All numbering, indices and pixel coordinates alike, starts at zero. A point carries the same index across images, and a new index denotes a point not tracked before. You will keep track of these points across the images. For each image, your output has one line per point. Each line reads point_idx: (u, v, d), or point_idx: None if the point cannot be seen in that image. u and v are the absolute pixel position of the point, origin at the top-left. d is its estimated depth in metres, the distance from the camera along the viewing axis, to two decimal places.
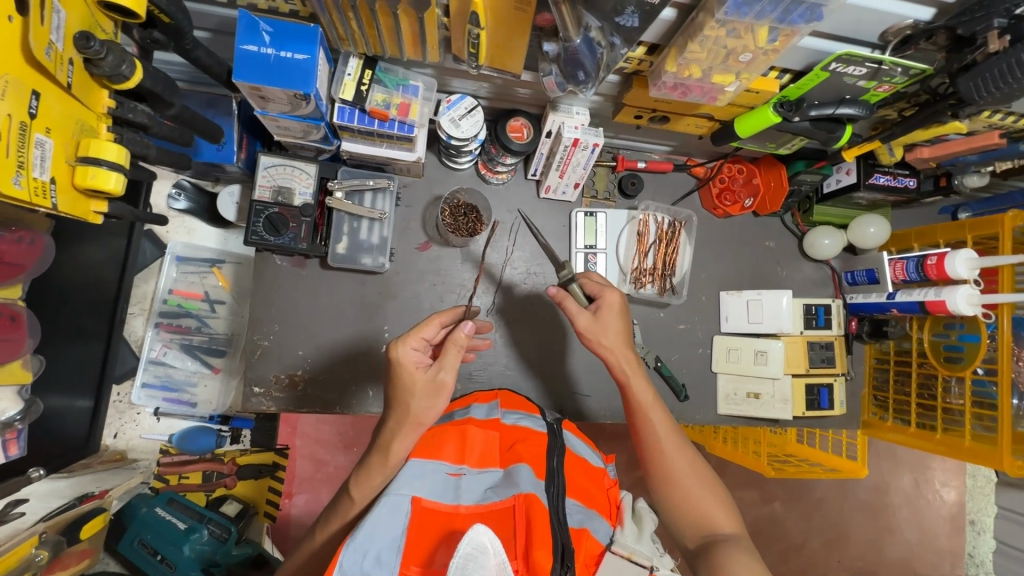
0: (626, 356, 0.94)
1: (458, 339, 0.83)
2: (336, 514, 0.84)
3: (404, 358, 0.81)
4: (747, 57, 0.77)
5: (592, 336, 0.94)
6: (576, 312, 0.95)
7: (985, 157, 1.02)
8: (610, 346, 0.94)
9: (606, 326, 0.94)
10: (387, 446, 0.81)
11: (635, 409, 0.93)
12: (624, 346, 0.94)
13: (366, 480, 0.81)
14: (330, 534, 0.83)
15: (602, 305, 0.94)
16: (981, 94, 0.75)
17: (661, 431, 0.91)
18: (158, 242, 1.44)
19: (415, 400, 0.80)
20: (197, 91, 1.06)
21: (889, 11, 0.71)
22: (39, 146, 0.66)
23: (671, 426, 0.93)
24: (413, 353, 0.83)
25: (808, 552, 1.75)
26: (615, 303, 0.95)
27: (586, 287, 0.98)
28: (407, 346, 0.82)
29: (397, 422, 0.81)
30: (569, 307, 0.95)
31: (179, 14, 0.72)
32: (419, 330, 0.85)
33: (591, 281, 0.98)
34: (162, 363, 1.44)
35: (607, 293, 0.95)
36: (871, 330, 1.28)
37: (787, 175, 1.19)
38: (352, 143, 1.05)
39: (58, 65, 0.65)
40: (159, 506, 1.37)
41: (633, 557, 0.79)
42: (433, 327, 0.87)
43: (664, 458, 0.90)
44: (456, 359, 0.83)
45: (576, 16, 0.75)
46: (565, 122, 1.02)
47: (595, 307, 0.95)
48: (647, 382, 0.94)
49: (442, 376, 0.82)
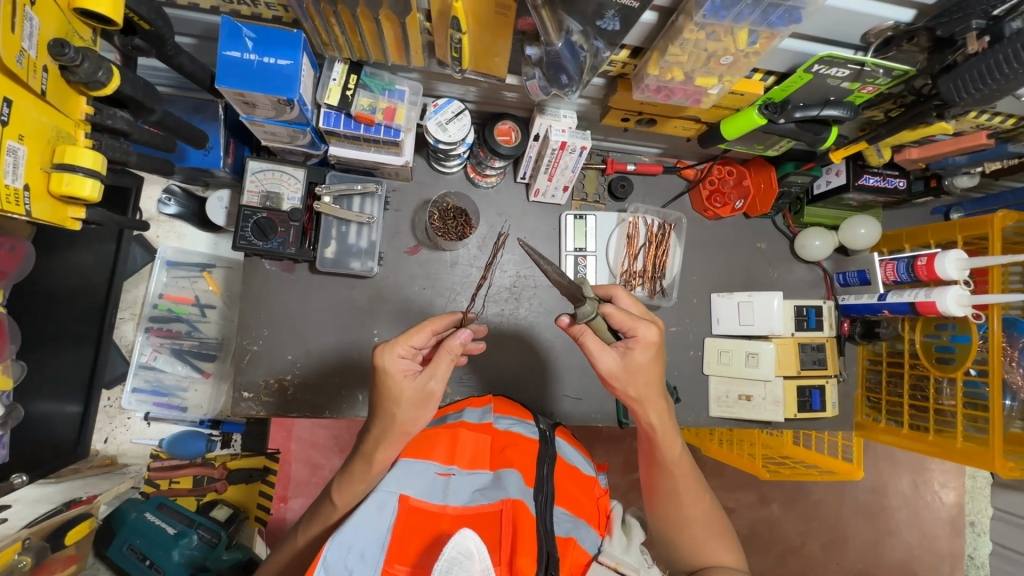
0: (655, 405, 0.84)
1: (452, 347, 0.78)
2: (319, 517, 0.83)
3: (391, 366, 0.77)
4: (728, 60, 0.77)
5: (618, 380, 0.81)
6: (601, 354, 0.80)
7: (974, 158, 1.02)
8: (638, 392, 0.82)
9: (637, 372, 0.80)
10: (371, 455, 0.80)
11: (658, 456, 0.89)
12: (655, 394, 0.83)
13: (349, 486, 0.81)
14: (312, 538, 0.83)
15: (634, 347, 0.79)
16: (962, 95, 0.75)
17: (680, 478, 0.89)
18: (149, 247, 1.45)
19: (401, 410, 0.78)
20: (183, 97, 1.07)
21: (868, 14, 0.71)
22: (11, 153, 0.66)
23: (691, 472, 0.90)
24: (401, 363, 0.78)
25: (806, 554, 1.74)
26: (647, 344, 0.79)
27: (612, 318, 0.80)
28: (394, 354, 0.78)
29: (381, 430, 0.79)
30: (592, 348, 0.80)
31: (159, 20, 0.73)
32: (408, 336, 0.79)
33: (618, 313, 0.79)
34: (153, 368, 1.44)
35: (642, 331, 0.79)
36: (863, 331, 1.27)
37: (776, 176, 1.17)
38: (339, 148, 1.05)
39: (30, 72, 0.65)
40: (148, 511, 1.36)
41: (620, 567, 0.79)
42: (424, 334, 0.80)
43: (676, 500, 0.90)
44: (448, 367, 0.79)
45: (557, 19, 0.75)
46: (552, 125, 1.02)
47: (624, 345, 0.80)
48: (675, 429, 0.89)
49: (432, 386, 0.78)
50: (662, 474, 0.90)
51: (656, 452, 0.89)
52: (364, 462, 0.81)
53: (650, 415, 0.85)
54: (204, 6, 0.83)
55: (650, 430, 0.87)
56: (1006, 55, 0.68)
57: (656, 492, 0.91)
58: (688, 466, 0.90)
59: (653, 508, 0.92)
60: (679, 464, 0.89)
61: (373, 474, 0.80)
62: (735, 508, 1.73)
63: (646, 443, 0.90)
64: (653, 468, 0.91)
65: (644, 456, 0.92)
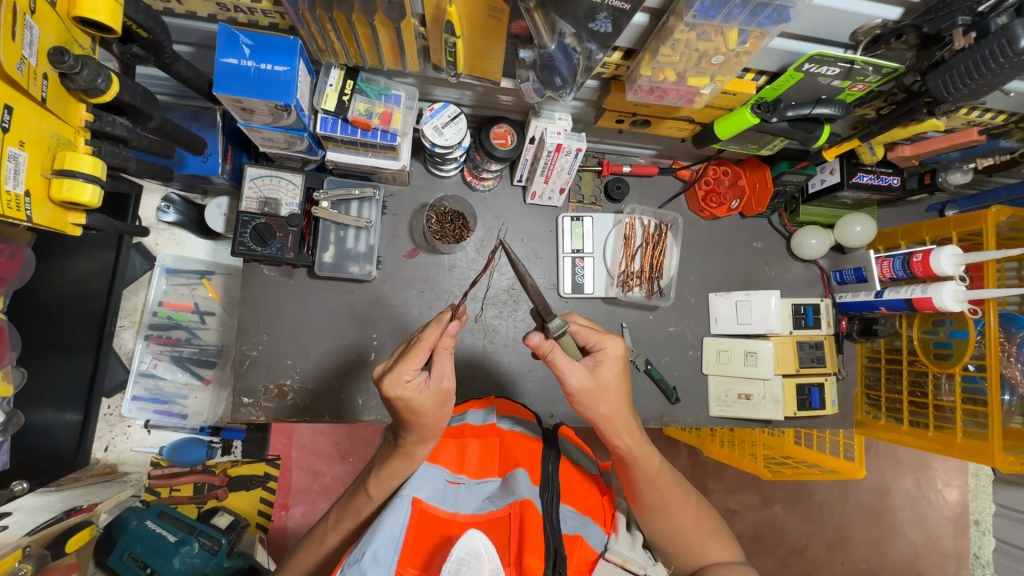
0: (625, 423, 0.83)
1: (446, 343, 0.76)
2: (341, 516, 0.84)
3: (405, 393, 0.73)
4: (719, 59, 0.78)
5: (588, 397, 0.79)
6: (571, 369, 0.77)
7: (967, 153, 1.03)
8: (609, 410, 0.81)
9: (607, 388, 0.80)
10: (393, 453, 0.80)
11: (637, 475, 0.86)
12: (624, 410, 0.82)
13: (373, 481, 0.81)
14: (337, 538, 0.84)
15: (603, 362, 0.80)
16: (950, 90, 0.76)
17: (664, 490, 0.87)
18: (148, 255, 1.46)
19: (429, 417, 0.76)
20: (182, 105, 1.08)
21: (856, 12, 0.72)
22: (11, 160, 0.67)
23: (673, 478, 0.89)
24: (410, 387, 0.73)
25: (811, 556, 1.74)
26: (615, 356, 0.81)
27: (578, 334, 0.83)
28: (403, 381, 0.73)
29: (418, 436, 0.78)
30: (560, 363, 0.77)
31: (157, 28, 0.75)
32: (405, 359, 0.74)
33: (584, 328, 0.82)
34: (152, 376, 1.45)
35: (609, 344, 0.81)
36: (861, 329, 1.29)
37: (771, 176, 1.19)
38: (336, 153, 1.06)
39: (31, 80, 0.66)
40: (149, 518, 1.33)
41: (628, 564, 0.78)
42: (420, 352, 0.74)
43: (665, 512, 0.87)
44: (450, 360, 0.77)
45: (549, 22, 0.76)
46: (548, 128, 1.03)
47: (593, 360, 0.81)
48: (648, 443, 0.87)
49: (444, 384, 0.76)
50: (645, 491, 0.87)
51: (632, 471, 0.86)
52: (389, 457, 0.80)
53: (622, 435, 0.83)
54: (201, 14, 0.84)
55: (623, 451, 0.85)
56: (993, 50, 0.68)
57: (643, 510, 0.89)
58: (669, 475, 0.89)
59: (647, 524, 0.89)
60: (661, 476, 0.87)
61: (392, 475, 0.81)
62: (738, 510, 1.72)
63: (621, 465, 0.87)
64: (635, 487, 0.87)
65: (621, 477, 0.90)
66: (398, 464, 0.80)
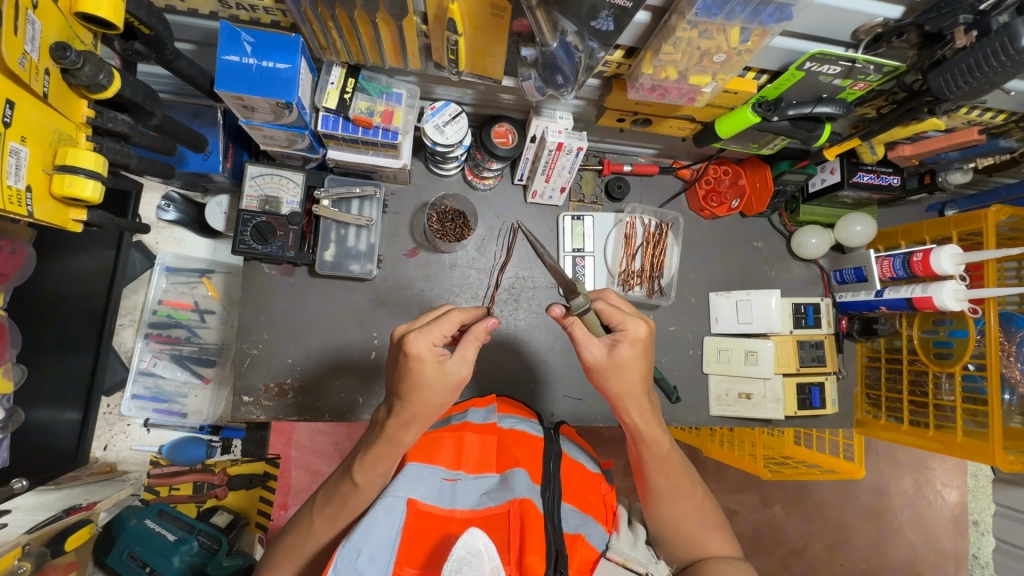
0: (638, 404, 0.83)
1: (480, 332, 0.76)
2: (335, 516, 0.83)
3: (426, 354, 0.73)
4: (721, 58, 0.78)
5: (604, 374, 0.80)
6: (588, 344, 0.78)
7: (966, 153, 1.02)
8: (620, 389, 0.81)
9: (622, 367, 0.79)
10: (390, 451, 0.79)
11: (644, 454, 0.87)
12: (638, 392, 0.82)
13: (368, 474, 0.80)
14: (332, 541, 0.83)
15: (621, 342, 0.78)
16: (951, 89, 0.76)
17: (671, 474, 0.88)
18: (148, 253, 1.45)
19: (435, 396, 0.74)
20: (182, 103, 1.08)
21: (857, 11, 0.72)
22: (13, 155, 0.67)
23: (680, 464, 0.89)
24: (432, 352, 0.73)
25: (810, 556, 1.74)
26: (636, 337, 0.79)
27: (603, 313, 0.81)
28: (429, 342, 0.73)
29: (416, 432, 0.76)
30: (579, 337, 0.78)
31: (159, 25, 0.74)
32: (434, 324, 0.75)
33: (609, 307, 0.80)
34: (152, 375, 1.45)
35: (631, 326, 0.79)
36: (861, 328, 1.30)
37: (771, 175, 1.19)
38: (338, 152, 1.06)
39: (33, 75, 0.66)
40: (148, 517, 1.32)
41: (629, 564, 0.77)
42: (452, 323, 0.75)
43: (668, 496, 0.88)
44: (475, 352, 0.76)
45: (552, 21, 0.76)
46: (549, 127, 1.03)
47: (612, 339, 0.79)
48: (660, 426, 0.87)
49: (462, 372, 0.75)
50: (651, 473, 0.88)
51: (641, 451, 0.87)
52: (388, 446, 0.78)
53: (632, 415, 0.83)
54: (203, 12, 0.83)
55: (633, 430, 0.85)
56: (995, 49, 0.68)
57: (647, 494, 0.89)
58: (678, 462, 0.89)
59: (648, 506, 0.90)
60: (668, 460, 0.87)
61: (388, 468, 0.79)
62: (738, 510, 1.72)
63: (632, 444, 0.88)
64: (643, 468, 0.88)
65: (631, 455, 0.91)
66: (397, 452, 0.79)
